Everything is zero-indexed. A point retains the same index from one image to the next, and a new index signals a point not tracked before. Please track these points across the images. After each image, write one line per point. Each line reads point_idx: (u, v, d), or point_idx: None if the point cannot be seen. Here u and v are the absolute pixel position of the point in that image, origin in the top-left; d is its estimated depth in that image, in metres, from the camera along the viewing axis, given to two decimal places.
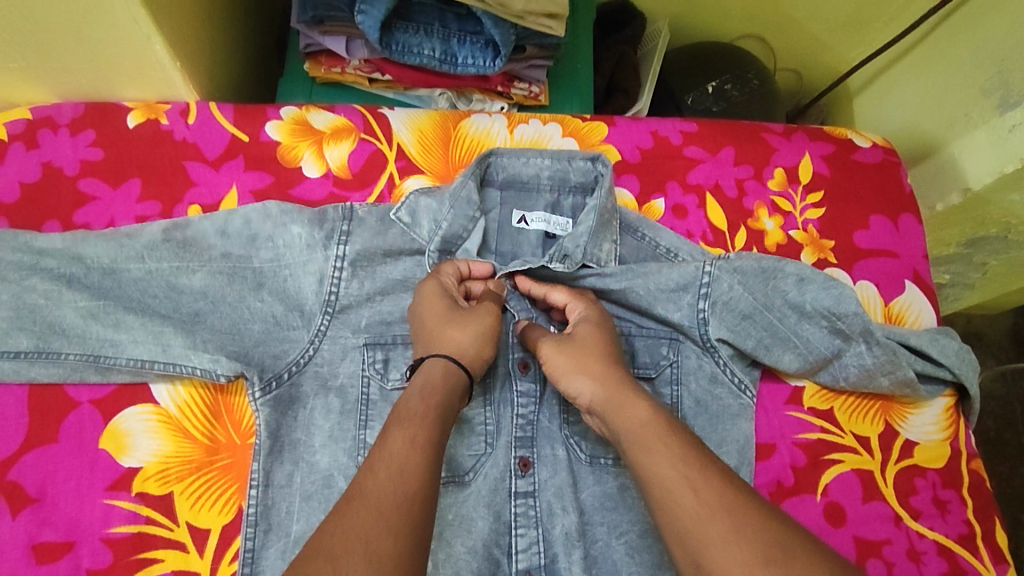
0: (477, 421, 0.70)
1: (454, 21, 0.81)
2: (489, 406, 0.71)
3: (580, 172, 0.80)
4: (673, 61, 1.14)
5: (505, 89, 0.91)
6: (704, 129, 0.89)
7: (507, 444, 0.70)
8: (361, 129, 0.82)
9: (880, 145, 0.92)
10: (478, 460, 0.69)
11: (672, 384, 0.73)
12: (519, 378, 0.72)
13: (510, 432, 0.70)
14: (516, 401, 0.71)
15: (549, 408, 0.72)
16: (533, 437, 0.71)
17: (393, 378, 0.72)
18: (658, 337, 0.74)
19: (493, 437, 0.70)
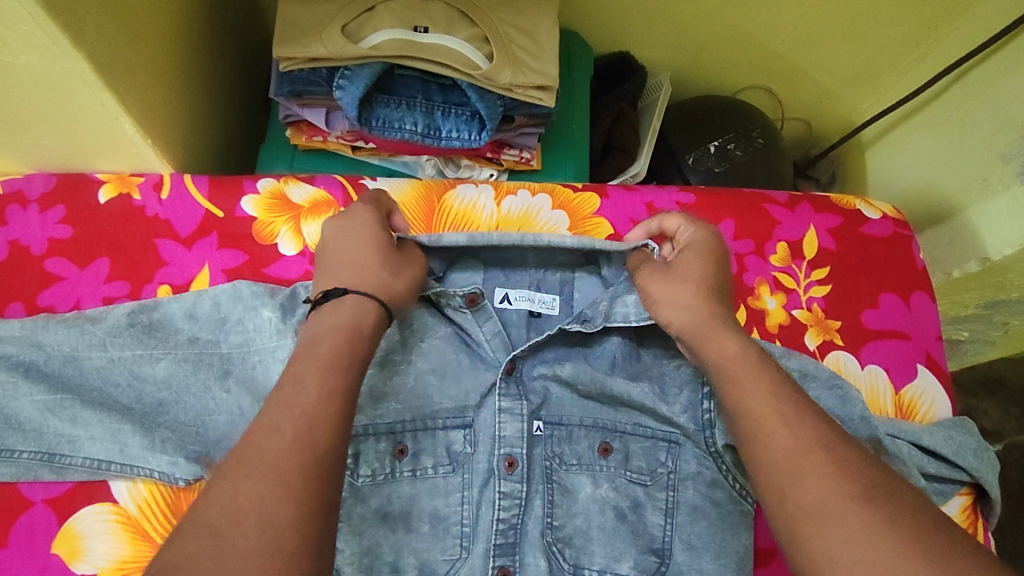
0: (454, 521, 0.67)
1: (438, 92, 0.79)
2: (466, 504, 0.67)
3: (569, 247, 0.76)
4: (674, 116, 1.09)
5: (494, 155, 0.87)
6: (702, 199, 0.84)
7: (484, 551, 0.66)
8: (341, 203, 0.79)
9: (890, 216, 0.87)
10: (453, 566, 0.66)
11: (665, 489, 0.69)
12: (504, 478, 0.67)
13: (488, 538, 0.66)
14: (497, 503, 0.66)
15: (533, 511, 0.68)
16: (514, 542, 0.66)
17: (364, 473, 0.66)
18: (656, 440, 0.70)
19: (469, 540, 0.66)
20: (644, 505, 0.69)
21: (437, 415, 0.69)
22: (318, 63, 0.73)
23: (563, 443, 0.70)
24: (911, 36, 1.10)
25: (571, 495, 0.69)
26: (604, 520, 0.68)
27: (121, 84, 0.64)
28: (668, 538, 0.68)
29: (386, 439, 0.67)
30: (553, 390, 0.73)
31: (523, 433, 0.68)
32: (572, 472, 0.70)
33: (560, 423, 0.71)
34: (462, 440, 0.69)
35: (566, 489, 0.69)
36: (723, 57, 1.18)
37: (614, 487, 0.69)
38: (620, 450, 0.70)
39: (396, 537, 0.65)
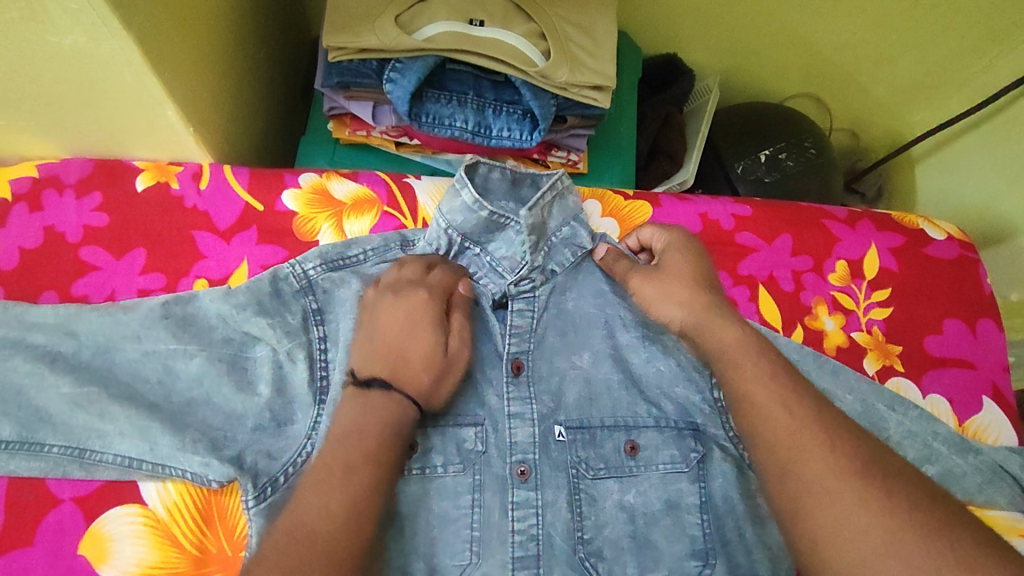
0: (463, 524, 0.63)
1: (490, 89, 0.75)
2: (478, 507, 0.63)
3: (559, 221, 0.72)
4: (722, 122, 1.05)
5: (541, 157, 0.84)
6: (759, 212, 0.81)
7: (504, 563, 0.62)
8: (384, 201, 0.76)
9: (956, 237, 0.82)
10: (464, 570, 0.61)
11: (697, 481, 0.66)
12: (517, 487, 0.64)
13: (506, 550, 0.62)
14: (510, 512, 0.63)
15: (556, 515, 0.64)
16: (538, 554, 0.62)
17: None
18: (679, 430, 0.68)
19: (482, 547, 0.62)
20: (678, 508, 0.65)
21: (447, 413, 0.66)
22: (370, 54, 0.70)
23: (588, 447, 0.67)
24: (974, 48, 1.05)
25: (597, 505, 0.65)
26: (633, 530, 0.64)
27: (167, 70, 0.62)
28: (709, 536, 0.64)
29: None
30: (568, 386, 0.69)
31: (536, 438, 0.66)
32: (598, 480, 0.66)
33: (582, 427, 0.67)
34: (473, 438, 0.65)
35: (595, 499, 0.65)
36: (773, 62, 1.14)
37: (641, 493, 0.66)
38: (647, 448, 0.67)
39: (404, 543, 0.61)
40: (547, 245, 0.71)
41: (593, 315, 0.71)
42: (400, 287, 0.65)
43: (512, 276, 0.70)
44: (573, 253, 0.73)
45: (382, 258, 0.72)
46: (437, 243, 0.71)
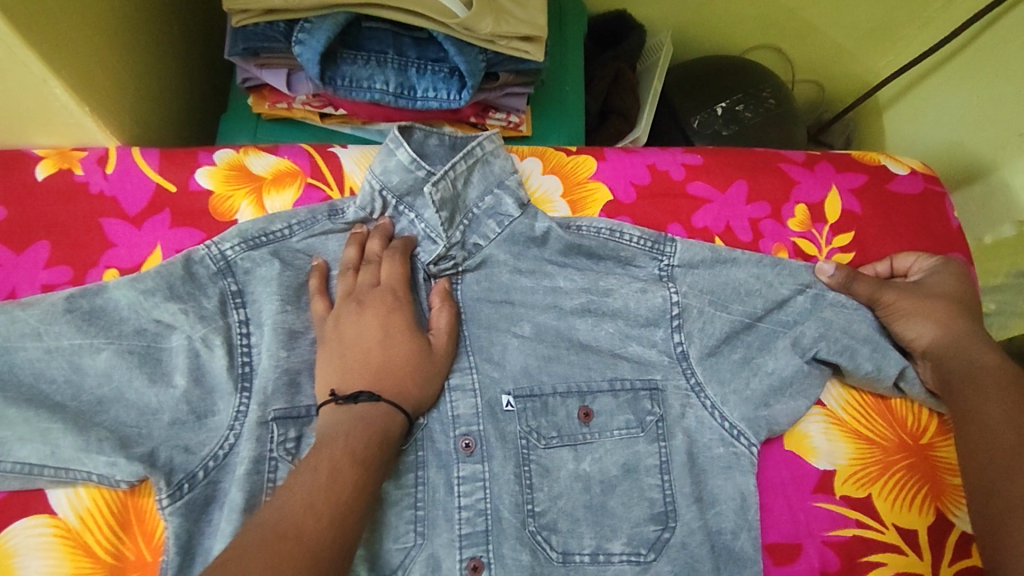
0: (407, 504, 0.59)
1: (411, 47, 0.69)
2: (421, 487, 0.59)
3: (480, 191, 0.66)
4: (674, 77, 0.98)
5: (479, 120, 0.78)
6: (710, 160, 0.74)
7: (450, 543, 0.57)
8: (307, 172, 0.71)
9: (920, 171, 0.76)
10: (408, 554, 0.57)
11: (656, 442, 0.62)
12: (461, 461, 0.60)
13: (453, 529, 0.58)
14: (456, 488, 0.59)
15: (505, 489, 0.60)
16: (487, 530, 0.58)
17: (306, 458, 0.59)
18: (636, 390, 0.64)
19: (426, 527, 0.58)
20: (637, 470, 0.61)
21: None
22: (276, 16, 0.64)
23: (539, 415, 0.63)
24: None
25: (550, 476, 0.61)
26: (589, 499, 0.60)
27: (45, 41, 0.56)
28: (669, 497, 0.60)
29: None
30: (513, 355, 0.66)
31: (479, 409, 0.63)
32: (551, 449, 0.62)
33: (532, 394, 0.64)
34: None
35: (547, 471, 0.61)
36: (725, 12, 1.08)
37: (597, 460, 0.62)
38: (601, 414, 0.63)
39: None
40: (466, 218, 0.66)
41: (529, 288, 0.67)
42: (369, 299, 0.62)
43: (435, 255, 0.65)
44: (499, 224, 0.67)
45: (310, 232, 0.67)
46: (368, 209, 0.66)
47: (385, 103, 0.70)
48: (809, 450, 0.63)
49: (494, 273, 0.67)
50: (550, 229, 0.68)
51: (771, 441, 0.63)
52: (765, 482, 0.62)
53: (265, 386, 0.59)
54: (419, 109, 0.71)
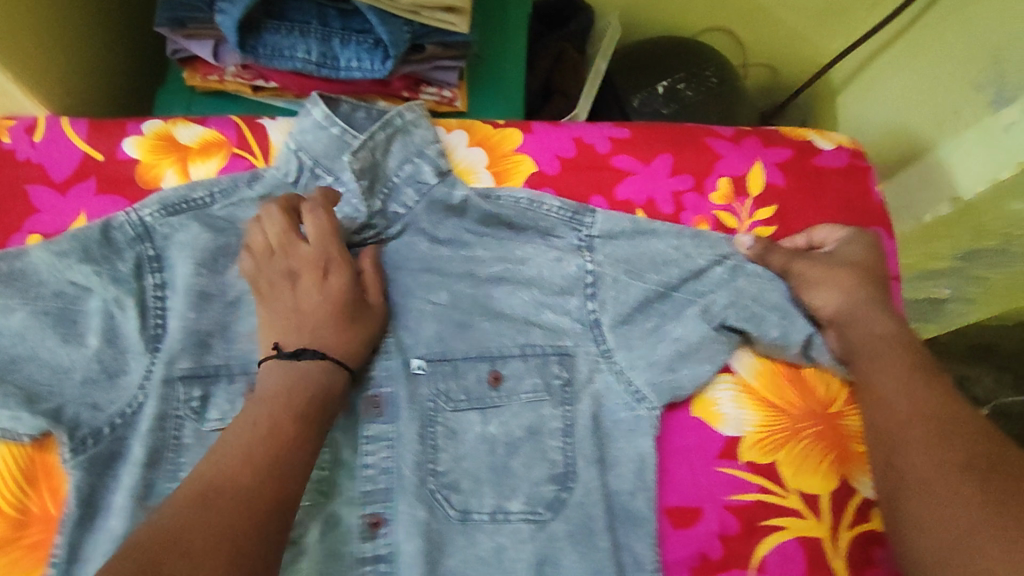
0: (312, 463, 0.60)
1: (338, 19, 0.69)
2: (326, 447, 0.61)
3: (399, 160, 0.67)
4: (620, 57, 0.99)
5: (412, 93, 0.79)
6: (637, 133, 0.74)
7: (351, 501, 0.59)
8: (233, 142, 0.72)
9: (847, 147, 0.76)
10: (308, 510, 0.58)
11: (562, 406, 0.63)
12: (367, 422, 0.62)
13: (354, 487, 0.59)
14: (360, 448, 0.60)
15: (409, 452, 0.60)
16: (388, 488, 0.59)
17: (212, 417, 0.60)
18: (546, 355, 0.65)
19: (328, 487, 0.59)
20: (541, 433, 0.62)
21: None
22: None
23: (449, 379, 0.64)
24: None
25: (457, 439, 0.62)
26: (492, 460, 0.62)
27: None
28: (570, 460, 0.61)
29: (240, 378, 0.62)
30: (426, 322, 0.66)
31: (389, 372, 0.64)
32: (459, 412, 0.63)
33: (443, 358, 0.65)
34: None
35: (452, 431, 0.62)
36: None
37: (504, 424, 0.63)
38: (511, 378, 0.64)
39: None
40: (386, 187, 0.66)
41: (448, 257, 0.68)
42: (303, 270, 0.61)
43: (356, 223, 0.66)
44: (418, 192, 0.67)
45: (232, 201, 0.67)
46: (285, 174, 0.67)
47: (310, 74, 0.70)
48: (716, 418, 0.65)
49: (411, 242, 0.68)
50: (468, 198, 0.68)
51: (676, 408, 0.64)
52: (670, 446, 0.63)
53: (173, 345, 0.61)
54: (345, 80, 0.71)
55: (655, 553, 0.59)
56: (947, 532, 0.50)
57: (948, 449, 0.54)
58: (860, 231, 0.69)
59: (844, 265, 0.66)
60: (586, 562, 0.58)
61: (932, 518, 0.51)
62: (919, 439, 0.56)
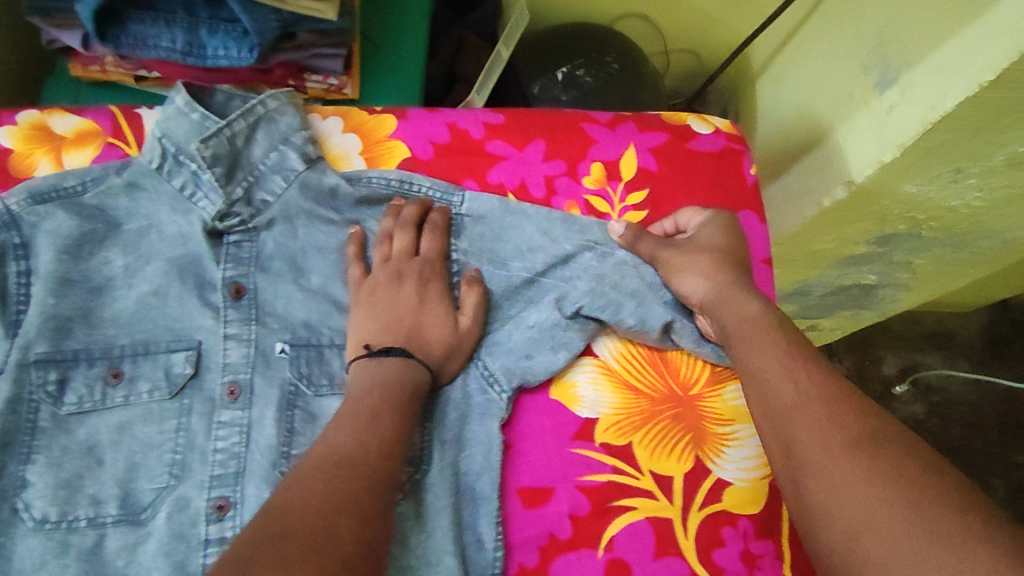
0: (167, 447, 0.61)
1: (204, 7, 0.70)
2: (182, 431, 0.62)
3: (265, 148, 0.67)
4: (527, 42, 1.00)
5: (297, 82, 0.80)
6: (512, 119, 0.75)
7: (201, 484, 0.60)
8: (108, 132, 0.72)
9: (724, 130, 0.76)
10: (159, 494, 0.60)
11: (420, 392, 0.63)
12: (224, 407, 0.63)
13: (206, 470, 0.60)
14: (214, 432, 0.62)
15: (263, 436, 0.62)
16: (238, 472, 0.61)
17: (69, 402, 0.61)
18: None
19: (180, 471, 0.60)
20: None
21: (159, 339, 0.64)
22: None
23: (313, 363, 0.65)
24: None
25: (315, 422, 0.63)
26: None
27: None
28: (425, 443, 0.62)
29: (101, 363, 0.63)
30: (292, 307, 0.66)
31: (250, 358, 0.64)
32: (319, 396, 0.64)
33: (307, 343, 0.65)
34: (184, 362, 0.64)
35: (310, 415, 0.63)
36: None
37: None
38: None
39: (101, 472, 0.60)
40: (252, 175, 0.67)
41: (324, 243, 0.69)
42: (406, 274, 0.65)
43: (216, 212, 0.65)
44: (285, 180, 0.68)
45: (103, 189, 0.67)
46: (150, 159, 0.67)
47: (176, 61, 0.71)
48: (573, 399, 0.65)
49: (280, 230, 0.68)
50: (338, 185, 0.69)
51: (535, 391, 0.65)
52: (524, 428, 0.64)
53: (29, 329, 0.61)
54: (212, 67, 0.72)
55: (497, 533, 0.60)
56: (858, 522, 0.46)
57: (840, 432, 0.50)
58: (718, 214, 0.69)
59: (703, 251, 0.66)
60: (429, 541, 0.59)
61: (839, 511, 0.47)
62: (813, 423, 0.52)
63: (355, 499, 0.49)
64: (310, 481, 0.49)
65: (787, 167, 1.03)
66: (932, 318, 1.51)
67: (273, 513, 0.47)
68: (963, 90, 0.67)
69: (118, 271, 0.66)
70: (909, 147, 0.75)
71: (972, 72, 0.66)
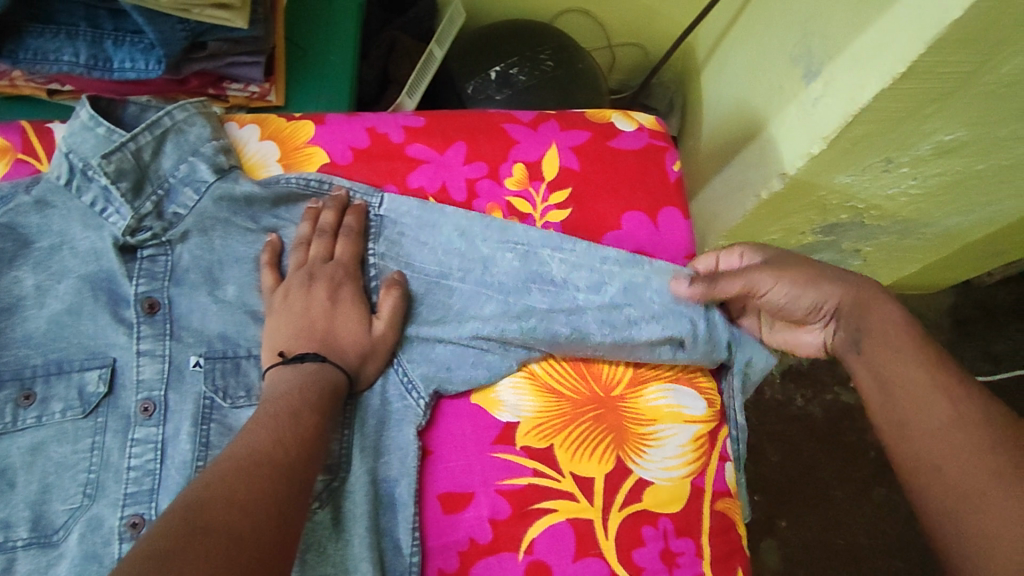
0: (80, 468, 0.60)
1: (109, 19, 0.70)
2: (96, 450, 0.61)
3: (174, 160, 0.67)
4: (462, 42, 0.99)
5: (217, 91, 0.80)
6: (433, 121, 0.74)
7: (115, 503, 0.59)
8: (18, 148, 0.71)
9: (647, 127, 0.76)
10: (72, 515, 0.59)
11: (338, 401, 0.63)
12: (139, 424, 0.62)
13: (120, 488, 0.60)
14: (128, 450, 0.61)
15: (178, 452, 0.61)
16: (153, 489, 0.60)
17: None
18: None
19: (93, 491, 0.60)
20: None
21: (72, 357, 0.63)
22: None
23: (229, 375, 0.65)
24: None
25: (232, 434, 0.63)
26: None
27: None
28: (344, 452, 0.61)
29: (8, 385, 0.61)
30: (207, 320, 0.66)
31: (164, 373, 0.64)
32: (236, 408, 0.64)
33: (224, 355, 0.65)
34: (98, 380, 0.63)
35: (227, 427, 0.63)
36: None
37: None
38: None
39: (13, 494, 0.59)
40: (162, 188, 0.66)
41: (242, 253, 0.68)
42: (319, 278, 0.64)
43: (126, 226, 0.64)
44: (196, 192, 0.67)
45: (12, 207, 0.64)
46: (57, 176, 0.65)
47: (82, 74, 0.71)
48: (494, 404, 0.65)
49: (195, 240, 0.67)
50: (252, 191, 0.67)
51: (456, 396, 0.66)
52: (445, 433, 0.65)
53: None
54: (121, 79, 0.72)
55: (414, 538, 0.60)
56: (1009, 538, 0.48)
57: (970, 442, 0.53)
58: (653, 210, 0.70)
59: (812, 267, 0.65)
60: (347, 549, 0.59)
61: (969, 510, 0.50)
62: (952, 435, 0.54)
63: (281, 500, 0.48)
64: (231, 479, 0.47)
65: (728, 159, 1.02)
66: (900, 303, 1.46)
67: (191, 508, 0.44)
68: (879, 81, 0.67)
69: (27, 291, 0.63)
70: (833, 140, 0.76)
71: (885, 65, 0.66)
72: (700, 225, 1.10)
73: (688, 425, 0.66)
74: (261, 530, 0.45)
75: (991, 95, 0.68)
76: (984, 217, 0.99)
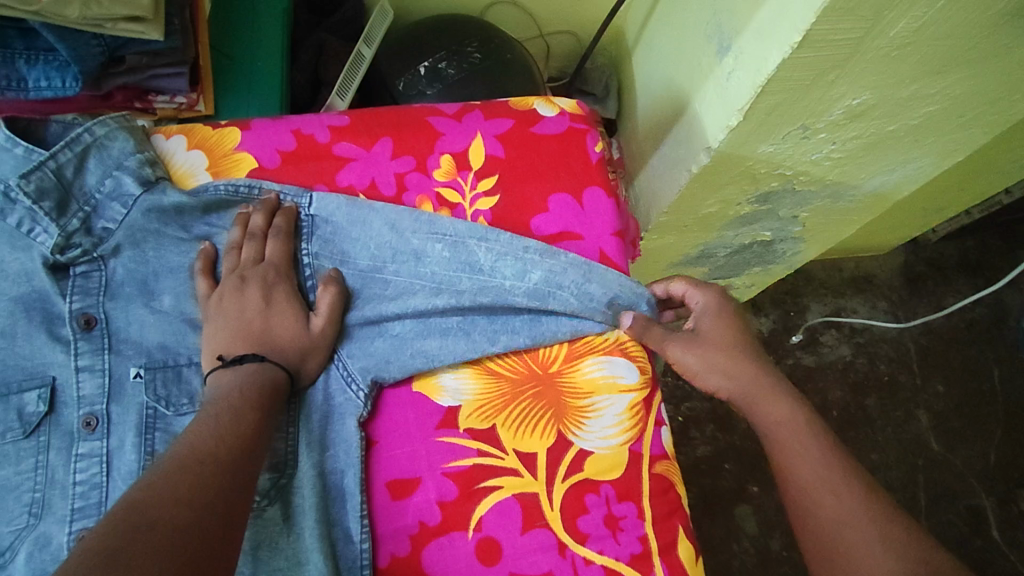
0: (25, 488, 0.61)
1: (18, 38, 0.69)
2: (40, 468, 0.62)
3: (99, 176, 0.67)
4: (392, 41, 1.00)
5: (144, 105, 0.80)
6: (358, 120, 0.76)
7: (62, 520, 0.60)
8: None
9: (569, 111, 0.79)
10: (19, 535, 0.59)
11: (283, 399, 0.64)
12: (82, 439, 0.63)
13: (67, 504, 0.60)
14: (72, 465, 0.62)
15: (125, 464, 0.62)
16: (100, 502, 0.61)
17: None
18: None
19: (39, 509, 0.60)
20: None
21: (9, 378, 0.63)
22: None
23: (171, 384, 0.66)
24: None
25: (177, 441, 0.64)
26: None
27: None
28: (291, 448, 0.63)
29: None
30: (145, 332, 0.67)
31: (105, 387, 0.64)
32: (180, 415, 0.65)
33: (165, 365, 0.66)
34: (38, 400, 0.63)
35: (171, 434, 0.64)
36: None
37: None
38: None
39: None
40: (89, 205, 0.66)
41: (176, 263, 0.68)
42: (252, 280, 0.65)
43: (55, 245, 0.64)
44: (124, 206, 0.67)
45: None
46: None
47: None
48: (435, 390, 0.67)
49: (126, 255, 0.67)
50: (181, 201, 0.68)
51: (396, 384, 0.68)
52: (389, 422, 0.66)
53: None
54: (39, 98, 0.72)
55: (363, 526, 0.62)
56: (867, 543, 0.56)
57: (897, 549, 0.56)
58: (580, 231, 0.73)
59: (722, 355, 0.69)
60: (299, 542, 0.60)
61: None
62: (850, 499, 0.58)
63: (222, 494, 0.49)
64: (172, 479, 0.48)
65: (662, 138, 1.05)
66: (852, 265, 1.52)
67: (129, 508, 0.45)
68: (779, 51, 0.70)
69: None
70: (748, 111, 0.78)
71: (782, 36, 0.69)
72: (644, 204, 1.12)
73: (625, 395, 0.69)
74: (202, 522, 0.46)
75: (885, 58, 0.72)
76: (908, 174, 1.03)
